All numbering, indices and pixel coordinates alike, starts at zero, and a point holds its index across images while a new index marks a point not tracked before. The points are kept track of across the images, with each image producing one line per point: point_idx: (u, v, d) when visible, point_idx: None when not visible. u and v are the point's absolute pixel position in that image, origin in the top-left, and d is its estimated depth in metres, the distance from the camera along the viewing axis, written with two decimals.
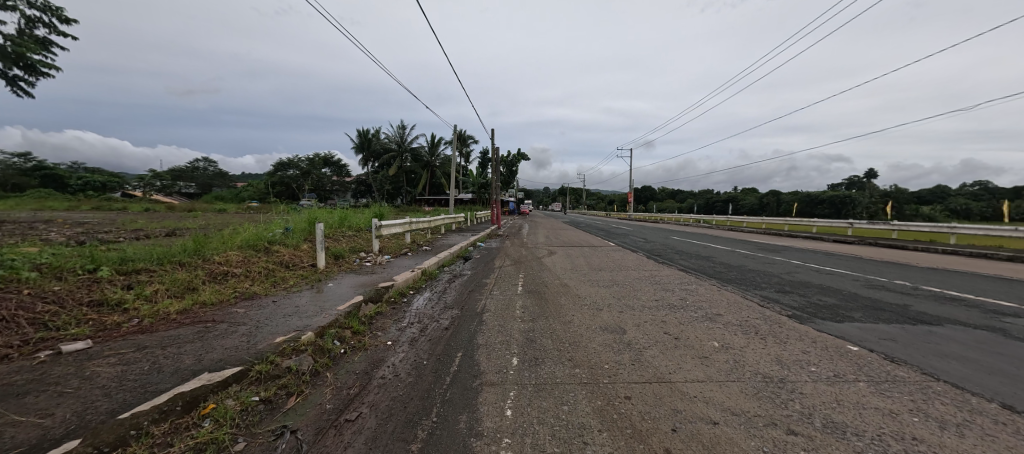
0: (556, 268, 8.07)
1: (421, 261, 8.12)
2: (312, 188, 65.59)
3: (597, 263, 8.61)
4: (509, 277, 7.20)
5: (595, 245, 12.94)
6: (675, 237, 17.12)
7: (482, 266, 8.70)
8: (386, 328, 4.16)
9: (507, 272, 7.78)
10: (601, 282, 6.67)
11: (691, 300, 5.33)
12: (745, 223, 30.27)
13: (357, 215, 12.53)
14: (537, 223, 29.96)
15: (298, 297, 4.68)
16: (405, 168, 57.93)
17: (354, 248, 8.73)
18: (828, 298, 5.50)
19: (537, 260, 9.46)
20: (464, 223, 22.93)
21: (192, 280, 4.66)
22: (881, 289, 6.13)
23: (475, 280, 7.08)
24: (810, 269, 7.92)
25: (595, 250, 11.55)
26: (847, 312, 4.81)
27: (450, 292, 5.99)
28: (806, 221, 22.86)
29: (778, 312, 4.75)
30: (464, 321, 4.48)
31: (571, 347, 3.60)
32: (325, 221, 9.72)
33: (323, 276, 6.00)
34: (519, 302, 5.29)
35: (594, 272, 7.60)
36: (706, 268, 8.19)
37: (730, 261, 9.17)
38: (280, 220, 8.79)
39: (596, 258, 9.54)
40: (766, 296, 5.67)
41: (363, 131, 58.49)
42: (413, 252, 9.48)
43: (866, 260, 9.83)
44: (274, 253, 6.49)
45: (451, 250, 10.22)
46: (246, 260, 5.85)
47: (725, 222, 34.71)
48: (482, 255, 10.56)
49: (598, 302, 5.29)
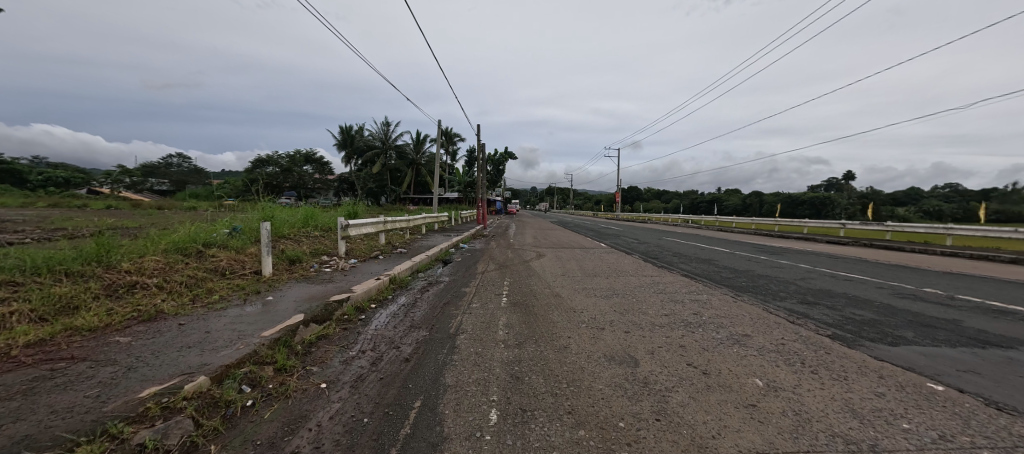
0: (545, 274, 7.14)
1: (392, 266, 7.08)
2: (293, 186, 63.26)
3: (591, 268, 7.72)
4: (492, 285, 6.23)
5: (586, 246, 12.05)
6: (669, 238, 16.41)
7: (463, 270, 7.72)
8: (326, 360, 3.14)
9: (491, 278, 6.80)
10: (598, 291, 5.78)
11: (707, 315, 4.48)
12: (734, 223, 29.98)
13: (326, 214, 11.35)
14: (525, 223, 29.09)
15: (216, 318, 3.60)
16: (390, 166, 56.28)
17: (315, 251, 7.62)
18: (862, 311, 4.73)
19: (525, 264, 8.52)
20: (448, 223, 21.88)
21: (74, 297, 3.56)
22: (914, 299, 5.39)
23: (453, 289, 6.08)
24: (825, 274, 7.18)
25: (588, 252, 10.68)
26: (894, 330, 4.03)
27: (421, 306, 4.98)
28: (797, 221, 22.54)
29: (816, 331, 3.93)
30: (431, 349, 3.49)
31: (571, 391, 2.66)
32: (284, 220, 8.56)
33: (264, 287, 4.90)
34: (503, 320, 4.32)
35: (588, 278, 6.70)
36: (712, 273, 7.39)
37: (734, 265, 8.41)
38: (229, 218, 7.63)
39: (590, 262, 8.64)
40: (791, 309, 4.87)
41: (346, 127, 56.67)
42: (385, 255, 8.42)
43: (875, 263, 9.20)
44: (208, 257, 5.39)
45: (430, 252, 9.19)
46: (166, 268, 4.75)
47: (714, 222, 34.37)
48: (465, 258, 9.59)
49: (597, 319, 4.38)
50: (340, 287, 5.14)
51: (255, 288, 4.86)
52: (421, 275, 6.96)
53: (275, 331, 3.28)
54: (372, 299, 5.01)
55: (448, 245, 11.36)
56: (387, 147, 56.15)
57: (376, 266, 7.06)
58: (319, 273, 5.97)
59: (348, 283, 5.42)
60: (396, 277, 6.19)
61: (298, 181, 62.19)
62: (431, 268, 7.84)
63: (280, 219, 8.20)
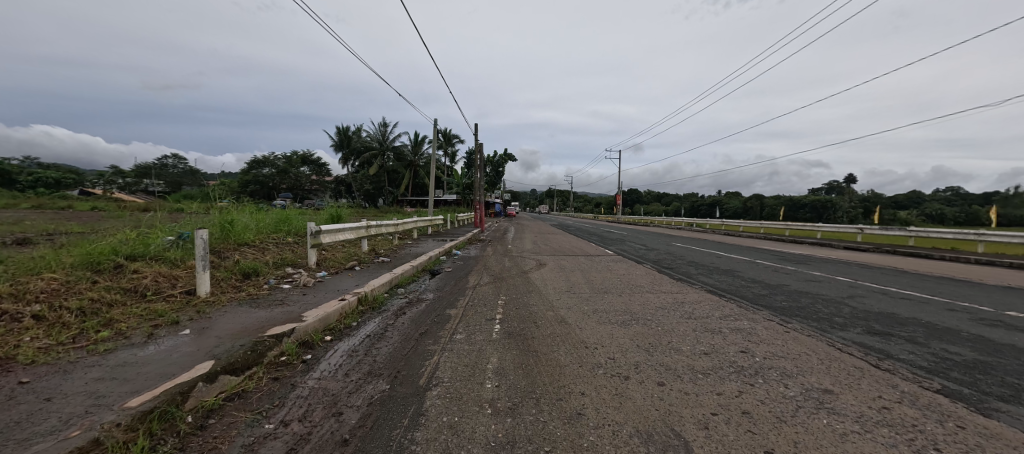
0: (547, 290, 6.06)
1: (368, 280, 6.00)
2: (289, 188, 62.14)
3: (600, 283, 6.63)
4: (483, 305, 5.15)
5: (591, 254, 10.95)
6: (678, 243, 15.33)
7: (451, 284, 6.65)
8: (220, 446, 2.06)
9: (482, 296, 5.71)
10: (613, 314, 4.71)
11: (760, 354, 3.43)
12: (740, 226, 28.99)
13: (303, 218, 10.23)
14: (524, 226, 28.02)
15: (83, 371, 2.53)
16: (387, 168, 55.21)
17: (279, 262, 6.54)
18: (956, 348, 3.68)
19: (524, 275, 7.44)
20: (443, 226, 20.84)
21: None
22: (1005, 327, 4.36)
23: (435, 310, 4.99)
24: (875, 291, 6.14)
25: (594, 261, 9.58)
26: (1018, 379, 3.01)
27: (391, 338, 3.90)
28: (810, 225, 21.46)
29: (919, 386, 2.88)
30: (387, 418, 2.40)
31: None
32: (248, 224, 7.49)
33: (189, 315, 3.82)
34: (492, 362, 3.25)
35: (599, 297, 5.61)
36: (742, 289, 6.32)
37: (764, 278, 7.33)
38: (181, 223, 6.57)
39: (597, 274, 7.56)
40: (862, 343, 3.81)
41: (343, 128, 55.79)
42: (363, 265, 7.32)
43: (919, 275, 8.15)
44: (129, 273, 4.33)
45: (417, 262, 8.10)
46: (61, 290, 3.69)
47: (720, 226, 33.30)
48: (456, 268, 8.52)
49: (617, 360, 3.32)
50: (289, 311, 4.06)
51: (176, 315, 3.76)
52: (400, 292, 5.88)
53: (151, 396, 2.22)
54: (327, 330, 3.94)
55: (438, 252, 10.28)
56: (384, 148, 55.13)
57: (349, 280, 5.97)
58: (273, 292, 4.90)
59: (304, 305, 4.35)
60: (368, 295, 5.12)
61: (294, 183, 61.05)
62: (414, 281, 6.73)
63: (242, 223, 7.12)
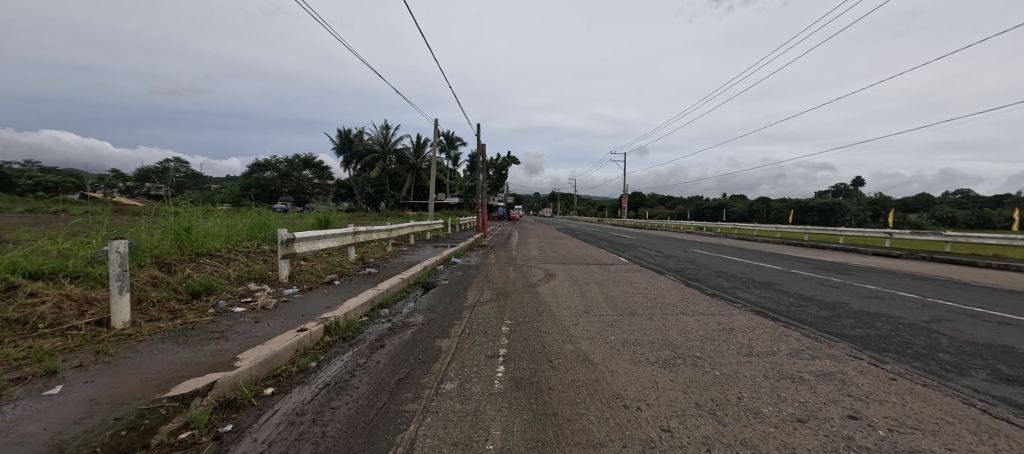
0: (561, 311, 5.02)
1: (345, 298, 4.96)
2: (289, 191, 61.50)
3: (622, 301, 5.58)
4: (483, 334, 4.10)
5: (604, 262, 9.87)
6: (695, 249, 14.24)
7: (446, 302, 5.63)
8: None
9: (483, 320, 4.67)
10: (651, 348, 3.66)
11: (881, 422, 2.38)
12: (753, 230, 27.84)
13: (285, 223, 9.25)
14: (529, 231, 27.04)
15: None
16: (388, 171, 54.42)
17: (243, 277, 5.53)
18: None
19: (531, 289, 6.41)
20: (443, 231, 19.91)
21: None
22: None
23: (422, 341, 3.93)
24: (960, 312, 5.05)
25: (609, 271, 8.52)
26: None
27: (356, 388, 2.85)
28: (831, 230, 20.24)
29: None
30: None
31: None
32: (214, 230, 6.53)
33: (81, 358, 2.79)
34: (493, 440, 2.19)
35: (625, 321, 4.56)
36: (795, 309, 5.24)
37: (814, 294, 6.24)
38: (128, 230, 5.61)
39: (616, 288, 6.51)
40: (1009, 400, 2.74)
41: (345, 131, 55.26)
42: (345, 278, 6.29)
43: (987, 289, 7.04)
44: (24, 296, 3.35)
45: (409, 273, 7.07)
46: None
47: (732, 230, 32.08)
48: (453, 280, 7.51)
49: (676, 433, 2.27)
50: (223, 349, 3.04)
51: (59, 360, 2.72)
52: (383, 315, 4.84)
53: None
54: (271, 376, 2.90)
55: (434, 260, 9.28)
56: (386, 151, 54.38)
57: (322, 298, 4.94)
58: (218, 318, 3.88)
59: (248, 338, 3.32)
60: (339, 320, 4.08)
61: (295, 186, 60.40)
62: (401, 299, 5.69)
63: (204, 230, 6.16)
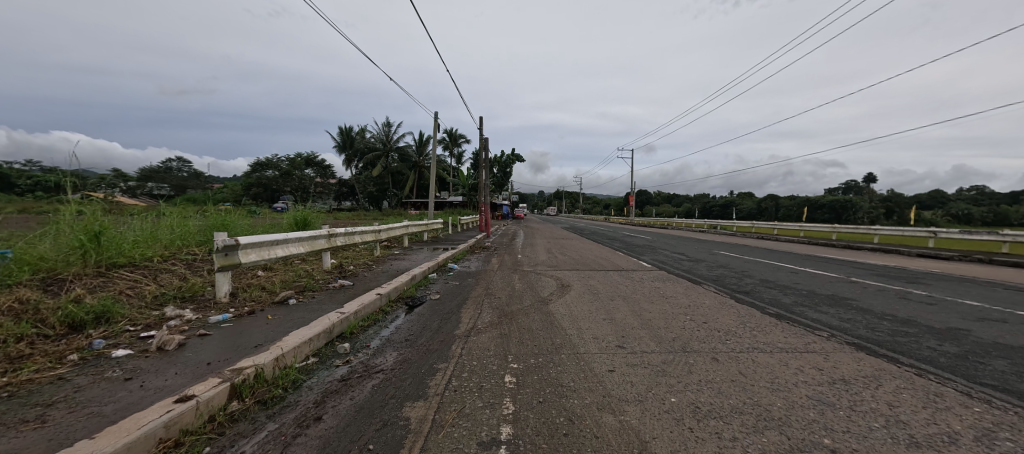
0: (587, 345, 3.64)
1: (290, 327, 3.62)
2: (291, 191, 60.58)
3: (664, 327, 4.19)
4: (476, 393, 2.73)
5: (625, 269, 8.45)
6: (721, 251, 12.75)
7: (432, 329, 4.27)
8: None
9: (479, 362, 3.28)
10: (743, 424, 2.28)
11: None
12: (774, 229, 26.21)
13: (253, 225, 7.95)
14: (535, 230, 25.66)
15: None
16: (390, 170, 53.24)
17: (165, 298, 4.22)
18: None
19: (541, 308, 5.04)
20: (445, 231, 18.67)
21: None
22: None
23: (383, 408, 2.54)
24: None
25: (634, 280, 7.12)
26: None
27: None
28: (864, 228, 18.58)
29: None
30: None
31: None
32: (142, 235, 5.25)
33: None
34: None
35: (682, 365, 3.18)
36: (909, 343, 3.81)
37: (911, 314, 4.81)
38: (19, 234, 4.35)
39: (651, 307, 5.12)
40: None
41: (346, 129, 54.33)
42: (306, 294, 4.95)
43: None
44: None
45: (391, 285, 5.72)
46: None
47: (749, 228, 30.36)
48: (447, 293, 6.18)
49: None
50: None
51: None
52: (340, 353, 3.49)
53: None
54: None
55: (427, 266, 7.92)
56: (388, 149, 53.23)
57: (259, 330, 3.60)
58: (72, 371, 2.55)
59: (77, 423, 1.99)
60: (260, 370, 2.73)
61: (296, 185, 59.54)
62: (373, 325, 4.33)
63: (125, 235, 4.89)
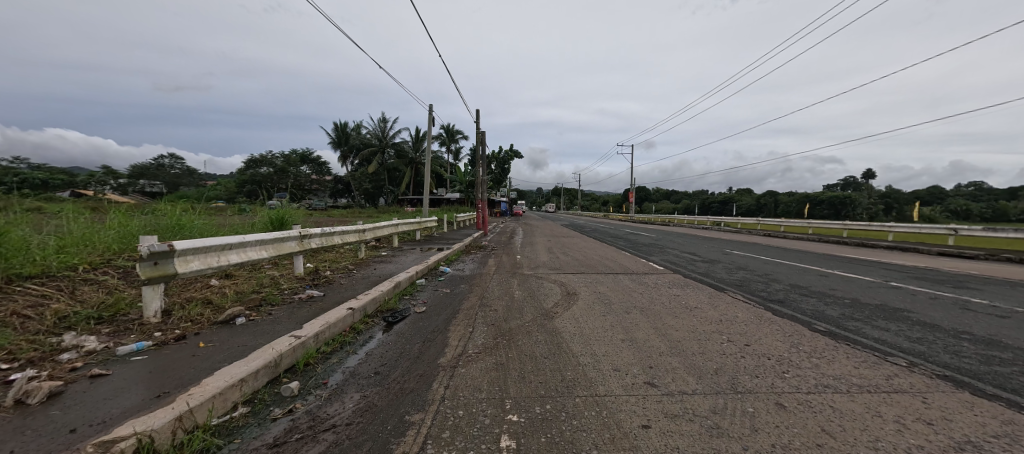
0: (607, 384, 2.81)
1: (220, 361, 2.76)
2: (285, 188, 59.55)
3: (700, 354, 3.36)
4: None
5: (636, 272, 7.61)
6: (734, 250, 11.94)
7: (412, 356, 3.42)
8: None
9: (467, 413, 2.43)
10: None
11: None
12: (781, 226, 25.43)
13: (218, 226, 7.06)
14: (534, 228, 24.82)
15: None
16: (386, 166, 52.19)
17: (76, 319, 3.35)
18: None
19: (546, 325, 4.20)
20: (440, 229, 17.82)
21: None
22: None
23: None
24: None
25: (648, 286, 6.30)
26: None
27: None
28: (878, 226, 17.80)
29: None
30: None
31: None
32: (58, 244, 4.39)
33: None
34: None
35: (741, 417, 2.34)
36: (1015, 376, 2.99)
37: (990, 332, 3.99)
38: None
39: (675, 323, 4.29)
40: None
41: (341, 125, 53.23)
42: (261, 309, 4.09)
43: None
44: None
45: (368, 296, 4.85)
46: None
47: (754, 225, 29.56)
48: (435, 303, 5.34)
49: None
50: None
51: None
52: (284, 398, 2.63)
53: None
54: None
55: (414, 270, 7.05)
56: (384, 145, 52.19)
57: (179, 366, 2.74)
58: None
59: None
60: (147, 441, 1.87)
61: (291, 182, 58.51)
62: (338, 352, 3.48)
63: (31, 243, 4.03)
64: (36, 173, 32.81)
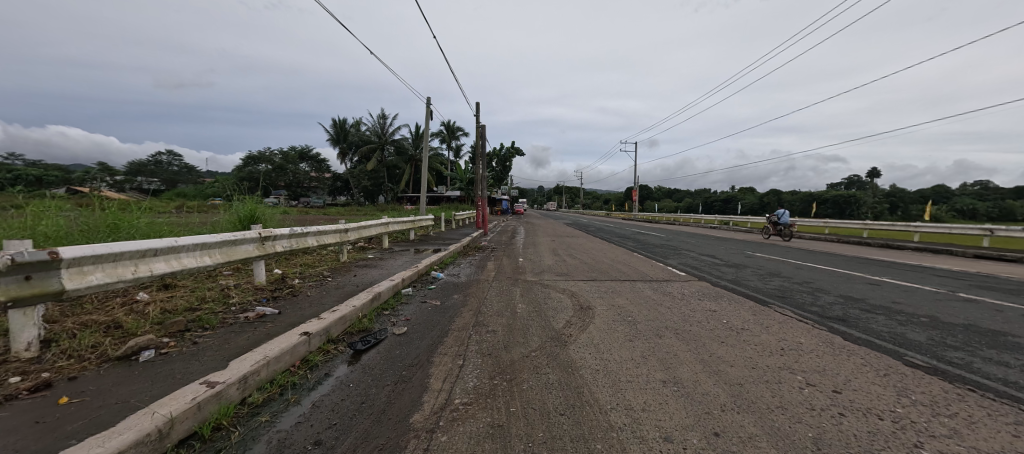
0: None
1: (67, 439, 1.78)
2: (284, 185, 58.73)
3: (781, 411, 2.37)
4: None
5: (656, 279, 6.62)
6: (755, 253, 10.95)
7: (375, 411, 2.44)
8: None
9: None
10: None
11: None
12: (794, 225, 24.37)
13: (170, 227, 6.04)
14: (536, 227, 23.98)
15: None
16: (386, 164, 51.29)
17: None
18: None
19: (559, 357, 3.23)
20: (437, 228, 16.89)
21: None
22: None
23: None
24: None
25: (675, 299, 5.31)
26: None
27: None
28: (903, 225, 16.74)
29: None
30: None
31: None
32: None
33: None
34: None
35: None
36: None
37: None
38: None
39: (726, 354, 3.30)
40: None
41: (339, 122, 52.30)
42: (185, 336, 3.11)
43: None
44: None
45: (333, 313, 3.88)
46: None
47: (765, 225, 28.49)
48: (421, 320, 4.38)
49: None
50: None
51: None
52: None
53: None
54: None
55: (400, 276, 6.07)
56: (383, 142, 51.09)
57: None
58: None
59: None
60: None
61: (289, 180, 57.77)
62: (273, 404, 2.49)
63: None
64: (27, 169, 32.00)
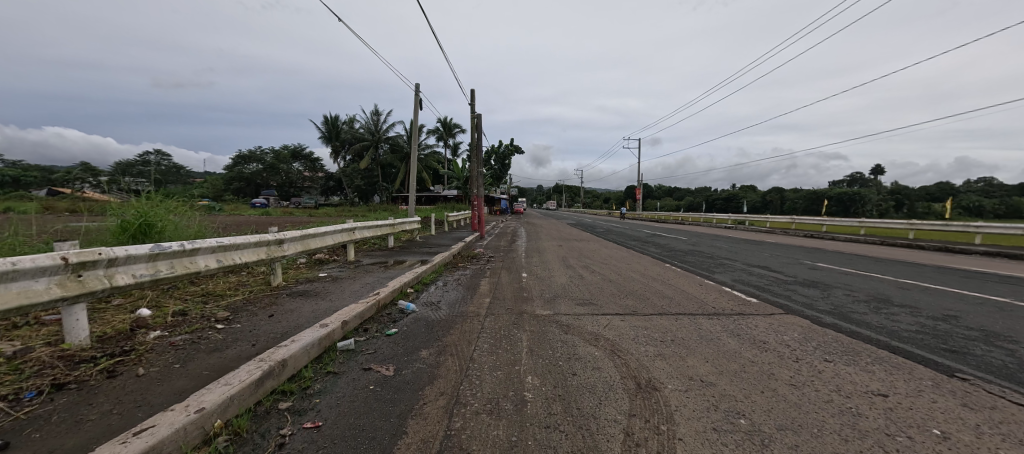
0: None
1: None
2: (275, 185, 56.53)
3: None
4: None
5: (726, 313, 4.52)
6: (815, 263, 8.82)
7: None
8: None
9: None
10: None
11: None
12: (822, 225, 22.23)
13: None
14: (540, 228, 22.06)
15: None
16: (380, 162, 49.27)
17: None
18: None
19: None
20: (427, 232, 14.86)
21: None
22: None
23: None
24: None
25: (789, 360, 3.18)
26: None
27: None
28: (960, 225, 14.60)
29: None
30: None
31: None
32: None
33: None
34: None
35: None
36: None
37: None
38: None
39: None
40: None
41: (331, 119, 50.20)
42: None
43: None
44: None
45: (119, 452, 1.71)
46: None
47: (788, 226, 26.34)
48: (341, 429, 2.24)
49: None
50: None
51: None
52: None
53: None
54: None
55: (342, 314, 3.92)
56: (378, 139, 48.56)
57: None
58: None
59: None
60: None
61: (281, 180, 55.87)
62: None
63: None
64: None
